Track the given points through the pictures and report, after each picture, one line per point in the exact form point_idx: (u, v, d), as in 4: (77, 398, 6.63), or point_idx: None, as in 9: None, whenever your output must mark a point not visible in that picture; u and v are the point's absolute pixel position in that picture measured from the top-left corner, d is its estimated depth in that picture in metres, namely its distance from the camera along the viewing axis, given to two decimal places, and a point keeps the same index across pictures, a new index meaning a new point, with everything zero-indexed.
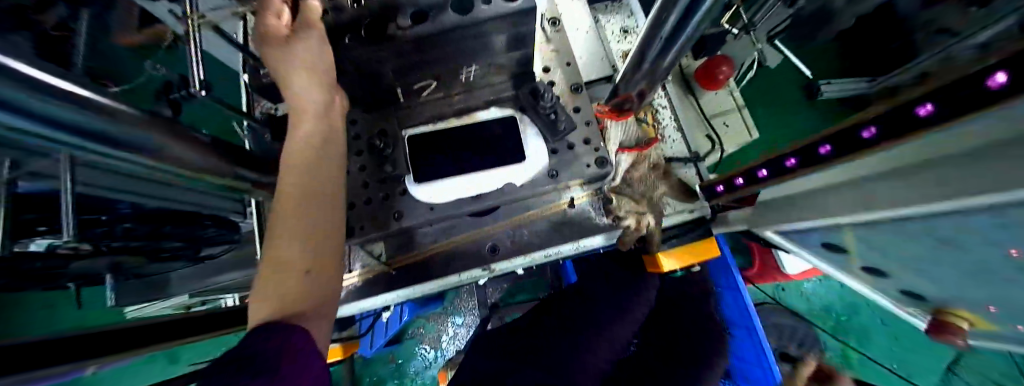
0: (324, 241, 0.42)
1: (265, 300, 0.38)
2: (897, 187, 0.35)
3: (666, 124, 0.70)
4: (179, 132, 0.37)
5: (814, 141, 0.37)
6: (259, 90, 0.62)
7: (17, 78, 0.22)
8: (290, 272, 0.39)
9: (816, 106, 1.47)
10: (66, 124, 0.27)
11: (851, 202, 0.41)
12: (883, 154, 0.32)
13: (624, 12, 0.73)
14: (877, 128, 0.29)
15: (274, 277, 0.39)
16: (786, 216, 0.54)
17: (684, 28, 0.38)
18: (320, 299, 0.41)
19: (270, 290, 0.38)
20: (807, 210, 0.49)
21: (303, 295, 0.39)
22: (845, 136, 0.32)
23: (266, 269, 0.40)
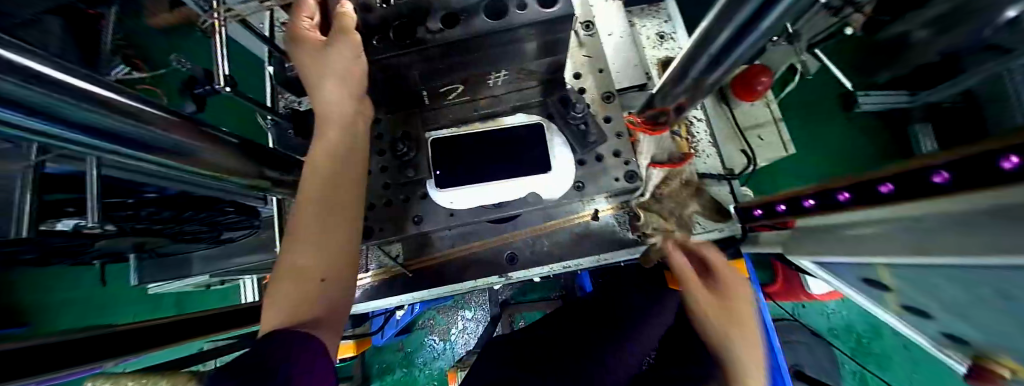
0: (339, 248, 0.41)
1: (278, 304, 0.38)
2: (960, 233, 0.29)
3: (700, 139, 0.67)
4: (205, 133, 0.37)
5: (876, 178, 0.35)
6: (283, 83, 0.61)
7: (58, 88, 0.22)
8: (307, 279, 0.39)
9: (851, 118, 1.40)
10: (96, 127, 0.27)
11: (903, 243, 0.35)
12: (949, 201, 0.28)
13: (661, 17, 0.72)
14: (950, 174, 0.26)
15: (290, 282, 0.39)
16: (817, 246, 0.50)
17: (736, 45, 0.35)
18: (333, 307, 0.40)
19: (279, 296, 0.38)
20: (845, 244, 0.45)
21: (316, 301, 0.39)
22: (913, 178, 0.30)
23: (279, 274, 0.40)
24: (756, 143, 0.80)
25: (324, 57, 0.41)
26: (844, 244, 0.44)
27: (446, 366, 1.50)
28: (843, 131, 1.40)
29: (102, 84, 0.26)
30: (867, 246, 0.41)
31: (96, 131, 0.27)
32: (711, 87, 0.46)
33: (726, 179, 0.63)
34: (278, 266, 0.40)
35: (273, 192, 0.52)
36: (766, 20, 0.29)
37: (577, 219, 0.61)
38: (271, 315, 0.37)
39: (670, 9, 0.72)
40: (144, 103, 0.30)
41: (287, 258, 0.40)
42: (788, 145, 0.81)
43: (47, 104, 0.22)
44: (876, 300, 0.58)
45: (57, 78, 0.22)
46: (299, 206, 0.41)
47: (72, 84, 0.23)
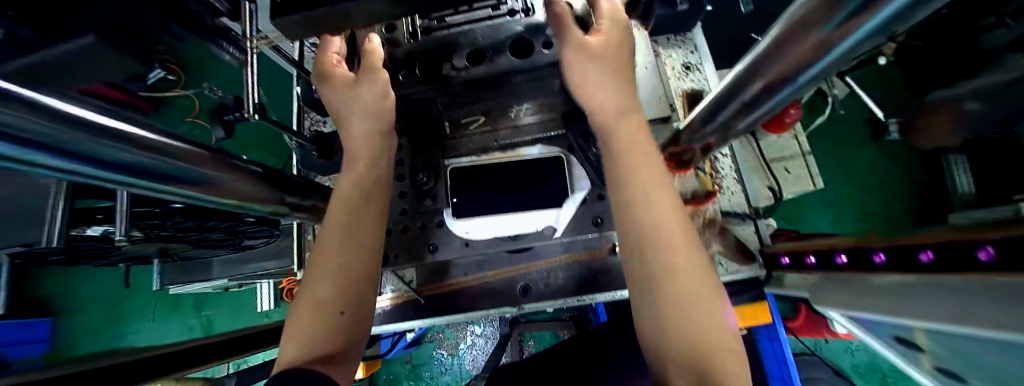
0: (355, 280, 0.41)
1: (296, 336, 0.38)
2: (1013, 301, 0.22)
3: (726, 174, 0.64)
4: (229, 163, 0.37)
5: (914, 245, 0.32)
6: (309, 104, 0.63)
7: (92, 132, 0.22)
8: (325, 311, 0.39)
9: (882, 146, 1.34)
10: (127, 165, 0.27)
11: (936, 300, 0.28)
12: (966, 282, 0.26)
13: (687, 47, 0.70)
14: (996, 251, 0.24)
15: (309, 314, 0.39)
16: (835, 294, 0.42)
17: (770, 95, 0.34)
18: (351, 341, 0.40)
19: (297, 330, 0.38)
20: (872, 299, 0.36)
21: (331, 335, 0.38)
22: (954, 247, 0.28)
23: (299, 305, 0.40)
24: (782, 175, 0.78)
25: (352, 94, 0.41)
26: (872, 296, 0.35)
27: (452, 382, 1.47)
28: (874, 160, 1.34)
29: (132, 122, 0.26)
30: (904, 303, 0.32)
31: (128, 169, 0.28)
32: (742, 127, 0.44)
33: (752, 219, 0.60)
34: (299, 297, 0.40)
35: (291, 216, 0.52)
36: (806, 76, 0.28)
37: (594, 254, 0.59)
38: (289, 348, 0.37)
39: (697, 40, 0.71)
40: (172, 138, 0.30)
41: (306, 290, 0.40)
42: (817, 179, 0.79)
43: (79, 146, 0.22)
44: (904, 356, 0.48)
45: (87, 120, 0.22)
46: (323, 238, 0.41)
47: (104, 125, 0.23)
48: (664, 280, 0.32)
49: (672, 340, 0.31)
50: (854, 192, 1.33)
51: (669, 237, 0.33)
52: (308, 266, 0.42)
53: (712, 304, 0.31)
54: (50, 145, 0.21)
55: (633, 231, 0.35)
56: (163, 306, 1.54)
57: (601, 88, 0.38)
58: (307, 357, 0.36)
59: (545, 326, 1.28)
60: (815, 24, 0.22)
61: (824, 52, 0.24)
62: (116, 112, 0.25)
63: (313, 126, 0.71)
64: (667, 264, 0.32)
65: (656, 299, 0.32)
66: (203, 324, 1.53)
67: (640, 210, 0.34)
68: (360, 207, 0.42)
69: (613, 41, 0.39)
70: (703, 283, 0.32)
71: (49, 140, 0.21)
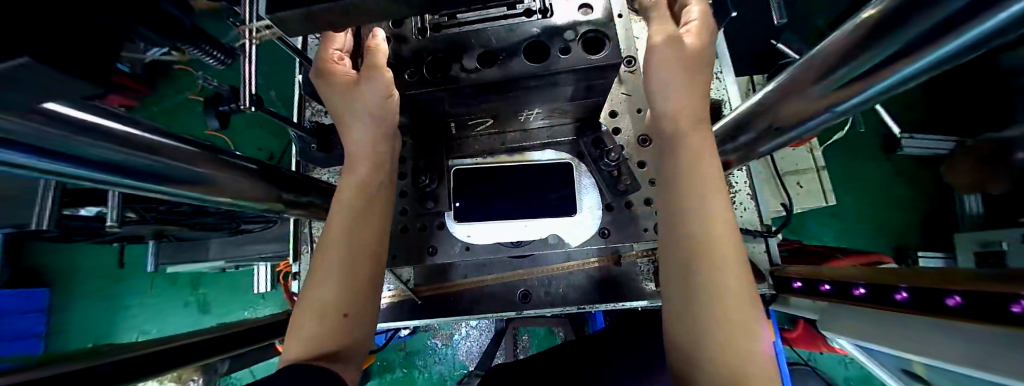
0: (363, 281, 0.41)
1: (298, 340, 0.37)
2: None
3: (739, 189, 0.62)
4: (223, 160, 0.35)
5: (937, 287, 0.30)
6: (310, 95, 0.60)
7: (56, 120, 0.20)
8: (330, 315, 0.38)
9: (892, 160, 1.32)
10: (109, 163, 0.25)
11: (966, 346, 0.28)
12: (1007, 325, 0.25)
13: (708, 54, 0.68)
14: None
15: (312, 318, 0.38)
16: (859, 326, 0.40)
17: (806, 120, 0.34)
18: (355, 341, 0.39)
19: (301, 332, 0.37)
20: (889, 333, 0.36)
21: (341, 337, 0.38)
22: (984, 298, 0.26)
23: (300, 311, 0.39)
24: (794, 189, 0.80)
25: (356, 95, 0.39)
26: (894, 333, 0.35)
27: (445, 371, 1.49)
28: (883, 175, 1.32)
29: (110, 117, 0.24)
30: (930, 343, 0.31)
31: (112, 169, 0.26)
32: (764, 146, 0.42)
33: (764, 237, 0.58)
34: (298, 303, 0.39)
35: (287, 212, 0.50)
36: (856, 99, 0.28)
37: (597, 262, 0.59)
38: (294, 347, 0.37)
39: (718, 47, 0.68)
40: (161, 136, 0.28)
41: (307, 293, 0.40)
42: (828, 194, 0.80)
43: (48, 142, 0.20)
44: None
45: (51, 113, 0.20)
46: (326, 242, 0.41)
47: (69, 118, 0.21)
48: (702, 286, 0.33)
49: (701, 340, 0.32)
50: (859, 206, 1.32)
51: (715, 244, 0.34)
52: (309, 271, 0.40)
53: (751, 315, 0.32)
54: (19, 138, 0.19)
55: (680, 234, 0.36)
56: (159, 283, 1.53)
57: (671, 94, 0.39)
58: (314, 356, 0.36)
59: (539, 323, 1.29)
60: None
61: None
62: (93, 107, 0.23)
63: (313, 116, 0.69)
64: (707, 270, 0.33)
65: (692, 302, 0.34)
66: (199, 302, 1.52)
67: (689, 215, 0.36)
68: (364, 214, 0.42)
69: (697, 48, 0.39)
70: (745, 295, 0.32)
71: (8, 132, 0.19)
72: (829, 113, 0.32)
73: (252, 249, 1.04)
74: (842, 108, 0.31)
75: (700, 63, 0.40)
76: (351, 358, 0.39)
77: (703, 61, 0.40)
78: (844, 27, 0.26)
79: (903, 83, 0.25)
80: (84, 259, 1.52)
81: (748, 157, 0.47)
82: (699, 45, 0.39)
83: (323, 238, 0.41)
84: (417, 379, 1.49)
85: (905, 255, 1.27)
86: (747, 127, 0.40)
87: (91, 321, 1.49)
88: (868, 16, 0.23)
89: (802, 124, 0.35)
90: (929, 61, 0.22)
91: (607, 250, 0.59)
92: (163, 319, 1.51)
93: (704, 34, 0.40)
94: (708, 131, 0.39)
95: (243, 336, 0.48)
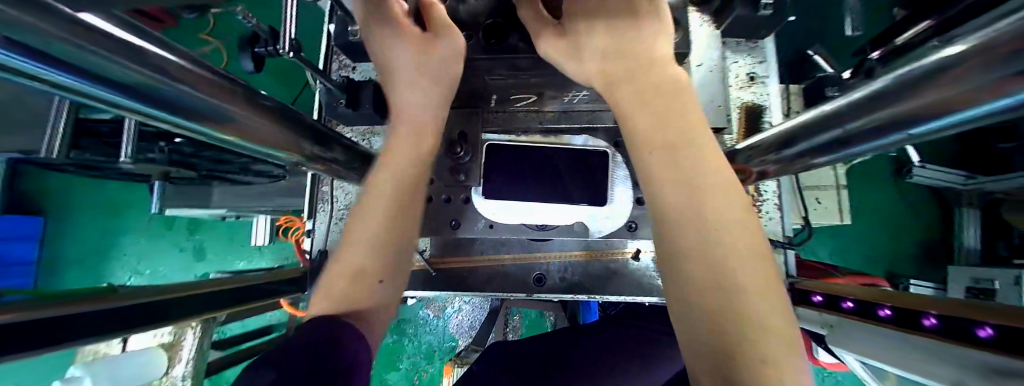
0: (390, 245, 0.42)
1: (326, 297, 0.39)
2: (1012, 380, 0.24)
3: (767, 198, 0.63)
4: (253, 103, 0.33)
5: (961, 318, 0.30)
6: (343, 49, 0.58)
7: (104, 41, 0.18)
8: (365, 281, 0.40)
9: (900, 187, 1.33)
10: (147, 93, 0.24)
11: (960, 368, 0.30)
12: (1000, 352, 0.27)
13: (756, 56, 0.65)
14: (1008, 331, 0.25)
15: (343, 278, 0.40)
16: (863, 345, 0.39)
17: (863, 145, 0.32)
18: (377, 305, 0.41)
19: (330, 289, 0.39)
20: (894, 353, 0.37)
21: (371, 296, 0.40)
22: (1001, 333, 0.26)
23: (329, 272, 0.41)
24: (813, 205, 0.80)
25: None
26: (883, 347, 0.37)
27: (434, 342, 1.53)
28: (888, 200, 1.34)
29: (151, 42, 0.22)
30: None
31: (150, 100, 0.24)
32: (804, 163, 0.42)
33: (786, 249, 0.59)
34: (329, 264, 0.41)
35: (307, 166, 0.49)
36: (917, 130, 0.26)
37: (612, 255, 0.59)
38: (320, 303, 0.38)
39: (767, 49, 0.65)
40: (196, 67, 0.26)
41: (341, 256, 0.41)
42: (844, 214, 0.81)
43: (84, 59, 0.18)
44: None
45: (93, 29, 0.18)
46: (364, 206, 0.41)
47: (114, 37, 0.19)
48: (703, 266, 0.32)
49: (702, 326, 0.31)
50: (860, 228, 1.34)
51: (721, 227, 0.32)
52: (343, 235, 0.42)
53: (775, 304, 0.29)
54: (64, 61, 0.18)
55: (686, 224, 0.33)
56: (155, 223, 1.52)
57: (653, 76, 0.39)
58: (341, 309, 0.38)
59: (534, 305, 1.32)
60: (966, 82, 0.19)
61: (965, 108, 0.21)
62: (133, 28, 0.21)
63: (340, 70, 0.66)
64: (717, 251, 0.31)
65: (696, 288, 0.32)
66: (194, 247, 1.52)
67: (675, 200, 0.34)
68: (396, 181, 0.41)
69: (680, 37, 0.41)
70: (764, 280, 0.30)
71: (57, 51, 0.17)
72: (900, 135, 0.28)
73: (257, 201, 1.03)
74: (916, 132, 0.27)
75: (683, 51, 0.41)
76: (377, 321, 0.41)
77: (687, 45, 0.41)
78: (924, 60, 0.23)
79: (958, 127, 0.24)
80: (82, 189, 1.51)
81: (786, 171, 0.46)
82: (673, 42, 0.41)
83: (357, 205, 0.42)
84: (406, 345, 1.52)
85: (896, 281, 1.29)
86: (794, 141, 0.40)
87: (82, 253, 1.49)
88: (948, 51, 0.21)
89: (856, 146, 0.33)
90: (979, 110, 0.21)
91: (626, 244, 0.59)
92: (157, 259, 1.50)
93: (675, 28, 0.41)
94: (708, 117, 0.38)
95: (262, 290, 0.49)
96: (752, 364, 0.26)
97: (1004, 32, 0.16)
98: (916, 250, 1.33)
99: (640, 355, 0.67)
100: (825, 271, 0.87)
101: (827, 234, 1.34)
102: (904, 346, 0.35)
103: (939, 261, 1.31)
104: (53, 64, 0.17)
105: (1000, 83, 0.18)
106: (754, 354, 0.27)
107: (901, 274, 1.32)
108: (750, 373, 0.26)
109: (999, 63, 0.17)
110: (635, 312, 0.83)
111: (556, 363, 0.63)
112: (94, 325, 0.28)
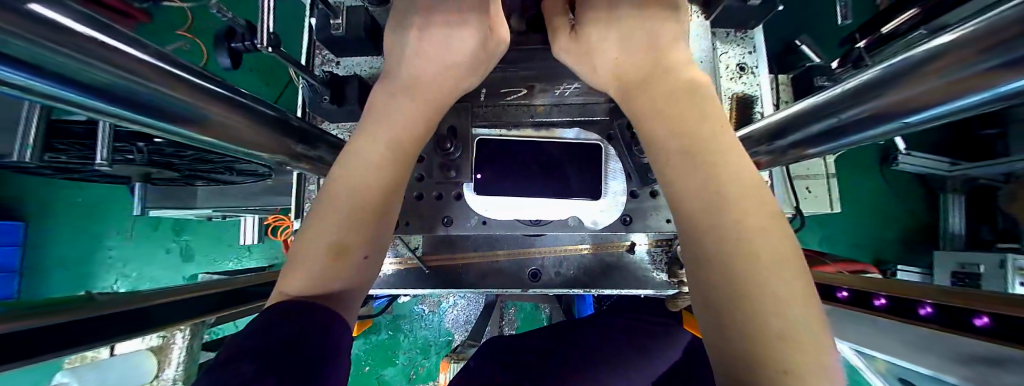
0: (368, 223, 0.40)
1: (296, 277, 0.37)
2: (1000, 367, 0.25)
3: None
4: (233, 102, 0.31)
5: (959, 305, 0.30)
6: (327, 43, 0.55)
7: (65, 40, 0.17)
8: (351, 256, 0.39)
9: (887, 175, 1.36)
10: (118, 94, 0.22)
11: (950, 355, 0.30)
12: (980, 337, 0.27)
13: (747, 46, 0.65)
14: (1001, 319, 0.26)
15: (308, 257, 0.37)
16: (862, 332, 0.40)
17: (854, 136, 0.32)
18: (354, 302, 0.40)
19: (300, 269, 0.37)
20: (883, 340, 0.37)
21: (342, 277, 0.39)
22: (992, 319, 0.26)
23: (298, 247, 0.39)
24: (803, 194, 0.81)
25: None
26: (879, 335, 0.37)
27: (430, 337, 1.53)
28: (876, 187, 1.37)
29: (115, 36, 0.20)
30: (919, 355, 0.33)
31: (113, 99, 0.23)
32: (795, 154, 0.42)
33: None
34: (297, 240, 0.39)
35: (293, 165, 0.47)
36: (911, 119, 0.26)
37: (606, 248, 0.59)
38: (291, 282, 0.36)
39: (758, 39, 0.65)
40: (170, 65, 0.24)
41: (301, 241, 0.39)
42: (833, 203, 0.81)
43: (43, 61, 0.17)
44: None
45: (52, 24, 0.16)
46: (329, 187, 0.39)
47: (74, 32, 0.17)
48: (720, 267, 0.30)
49: (716, 331, 0.29)
50: (848, 216, 1.37)
51: (739, 228, 0.30)
52: (312, 209, 0.40)
53: (806, 311, 0.26)
54: (27, 62, 0.16)
55: (696, 204, 0.33)
56: (142, 224, 1.48)
57: (641, 64, 0.42)
58: (312, 295, 0.36)
59: (528, 299, 1.33)
60: (968, 72, 0.19)
61: (960, 96, 0.21)
62: (96, 21, 0.19)
63: (323, 65, 0.63)
64: (735, 255, 0.29)
65: (711, 291, 0.30)
66: (182, 249, 1.48)
67: (687, 184, 0.34)
68: (376, 163, 0.40)
69: (674, 30, 0.42)
70: (796, 285, 0.27)
71: (15, 51, 0.16)
72: (898, 124, 0.27)
73: (243, 201, 1.00)
74: (912, 121, 0.26)
75: (675, 41, 0.42)
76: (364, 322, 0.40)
77: (681, 35, 0.42)
78: (920, 47, 0.22)
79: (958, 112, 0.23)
80: (58, 192, 1.46)
81: (778, 162, 0.46)
82: (668, 32, 0.42)
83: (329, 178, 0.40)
84: (401, 342, 1.52)
85: (883, 267, 1.33)
86: (784, 133, 0.39)
87: (61, 259, 1.44)
88: (943, 39, 0.20)
89: (848, 136, 0.33)
90: (974, 99, 0.20)
91: (621, 237, 0.59)
92: (142, 263, 1.47)
93: (668, 19, 0.42)
94: (713, 100, 0.36)
95: (252, 292, 0.48)
96: (770, 372, 0.24)
97: (1014, 17, 0.15)
98: (901, 235, 1.36)
99: (635, 345, 0.67)
100: (813, 258, 0.89)
101: (816, 222, 1.36)
102: (897, 330, 0.34)
103: (923, 246, 1.35)
104: (10, 63, 0.16)
105: (995, 71, 0.17)
106: (776, 364, 0.24)
107: (888, 259, 1.35)
108: (767, 361, 0.24)
109: (993, 51, 0.17)
110: (630, 304, 0.83)
111: (549, 354, 0.63)
112: (55, 340, 0.26)
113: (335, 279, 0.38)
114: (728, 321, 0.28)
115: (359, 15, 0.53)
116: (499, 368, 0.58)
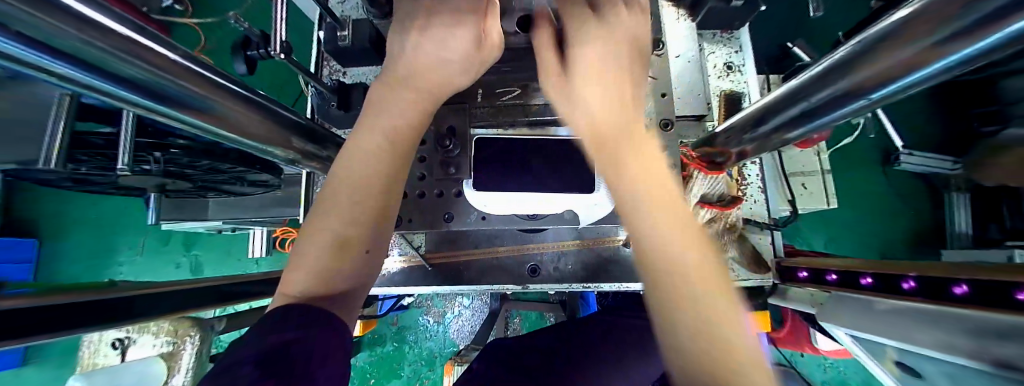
0: (366, 217, 0.42)
1: (301, 270, 0.39)
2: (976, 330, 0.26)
3: (751, 181, 0.68)
4: (248, 100, 0.34)
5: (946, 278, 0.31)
6: (335, 53, 0.59)
7: (102, 34, 0.20)
8: (353, 249, 0.41)
9: (889, 175, 1.36)
10: (143, 84, 0.25)
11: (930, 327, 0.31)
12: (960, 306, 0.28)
13: (733, 46, 0.68)
14: (975, 286, 0.28)
15: (313, 252, 0.40)
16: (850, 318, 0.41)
17: (827, 116, 0.34)
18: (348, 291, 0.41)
19: (305, 263, 0.40)
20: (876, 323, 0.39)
21: (341, 271, 0.40)
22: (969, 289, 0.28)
23: (303, 240, 0.41)
24: (800, 190, 0.82)
25: None
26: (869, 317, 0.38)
27: (435, 348, 1.51)
28: (878, 187, 1.37)
29: (152, 38, 0.23)
30: None
31: (145, 91, 0.25)
32: (778, 140, 0.44)
33: (772, 230, 0.64)
34: (301, 231, 0.42)
35: (302, 164, 0.50)
36: (877, 94, 0.28)
37: (603, 243, 0.61)
38: (294, 278, 0.39)
39: (743, 40, 0.68)
40: (194, 63, 0.27)
41: (306, 238, 0.41)
42: (830, 198, 0.82)
43: (80, 50, 0.19)
44: None
45: (93, 21, 0.19)
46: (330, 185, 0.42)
47: (113, 29, 0.20)
48: (662, 282, 0.34)
49: (655, 315, 0.34)
50: (851, 215, 1.36)
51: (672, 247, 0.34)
52: (313, 210, 0.43)
53: (727, 316, 0.31)
54: (62, 49, 0.19)
55: (634, 225, 0.37)
56: (151, 239, 1.52)
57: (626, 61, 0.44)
58: (314, 293, 0.39)
59: (533, 306, 1.33)
60: (920, 44, 0.21)
61: (915, 66, 0.23)
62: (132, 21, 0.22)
63: (331, 75, 0.68)
64: (670, 271, 0.33)
65: (657, 303, 0.34)
66: (191, 262, 1.51)
67: (627, 207, 0.38)
68: (374, 159, 0.43)
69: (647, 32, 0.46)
70: (714, 283, 0.33)
71: (57, 41, 0.18)
72: (864, 101, 0.30)
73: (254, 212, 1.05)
74: (878, 96, 0.28)
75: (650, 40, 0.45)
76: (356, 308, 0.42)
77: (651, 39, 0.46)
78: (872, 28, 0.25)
79: (916, 83, 0.25)
80: (74, 208, 1.51)
81: (765, 149, 0.48)
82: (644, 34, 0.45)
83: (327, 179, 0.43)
84: (407, 353, 1.51)
85: None
86: (766, 121, 0.41)
87: (73, 273, 1.48)
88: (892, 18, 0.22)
89: (824, 117, 0.35)
90: (931, 67, 0.22)
91: (616, 231, 0.60)
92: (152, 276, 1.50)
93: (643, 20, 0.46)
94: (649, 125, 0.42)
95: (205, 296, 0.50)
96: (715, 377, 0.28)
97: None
98: (907, 234, 1.35)
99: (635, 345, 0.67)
100: (815, 254, 0.89)
101: (819, 223, 1.36)
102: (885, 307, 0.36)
103: (931, 244, 1.33)
104: (48, 50, 0.18)
105: (938, 41, 0.19)
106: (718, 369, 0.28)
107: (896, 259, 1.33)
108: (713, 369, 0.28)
109: (930, 22, 0.19)
110: (632, 303, 0.83)
111: (551, 355, 0.63)
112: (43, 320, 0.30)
113: (335, 273, 0.40)
114: (678, 332, 0.31)
115: (364, 27, 0.57)
116: (502, 370, 0.57)
